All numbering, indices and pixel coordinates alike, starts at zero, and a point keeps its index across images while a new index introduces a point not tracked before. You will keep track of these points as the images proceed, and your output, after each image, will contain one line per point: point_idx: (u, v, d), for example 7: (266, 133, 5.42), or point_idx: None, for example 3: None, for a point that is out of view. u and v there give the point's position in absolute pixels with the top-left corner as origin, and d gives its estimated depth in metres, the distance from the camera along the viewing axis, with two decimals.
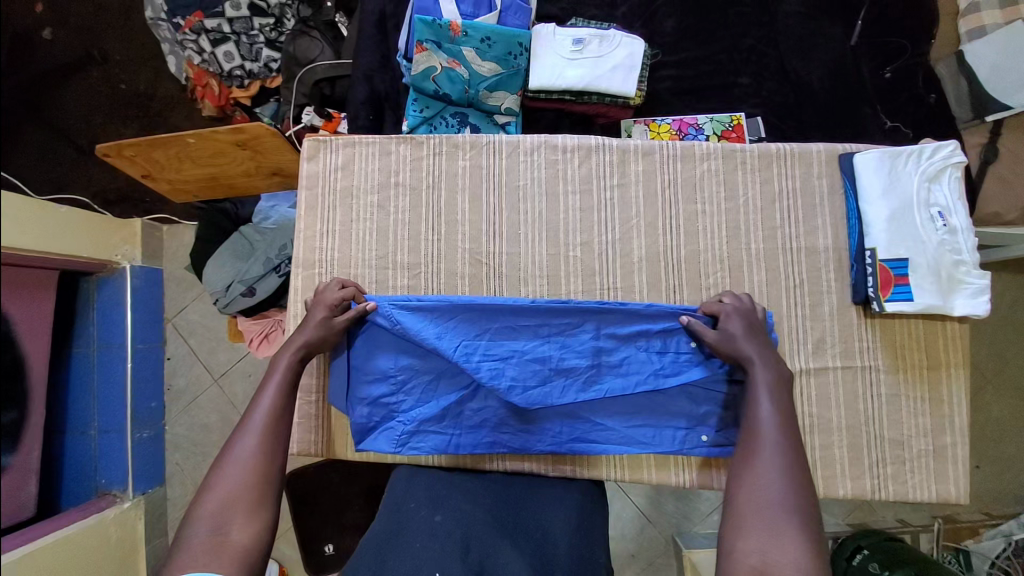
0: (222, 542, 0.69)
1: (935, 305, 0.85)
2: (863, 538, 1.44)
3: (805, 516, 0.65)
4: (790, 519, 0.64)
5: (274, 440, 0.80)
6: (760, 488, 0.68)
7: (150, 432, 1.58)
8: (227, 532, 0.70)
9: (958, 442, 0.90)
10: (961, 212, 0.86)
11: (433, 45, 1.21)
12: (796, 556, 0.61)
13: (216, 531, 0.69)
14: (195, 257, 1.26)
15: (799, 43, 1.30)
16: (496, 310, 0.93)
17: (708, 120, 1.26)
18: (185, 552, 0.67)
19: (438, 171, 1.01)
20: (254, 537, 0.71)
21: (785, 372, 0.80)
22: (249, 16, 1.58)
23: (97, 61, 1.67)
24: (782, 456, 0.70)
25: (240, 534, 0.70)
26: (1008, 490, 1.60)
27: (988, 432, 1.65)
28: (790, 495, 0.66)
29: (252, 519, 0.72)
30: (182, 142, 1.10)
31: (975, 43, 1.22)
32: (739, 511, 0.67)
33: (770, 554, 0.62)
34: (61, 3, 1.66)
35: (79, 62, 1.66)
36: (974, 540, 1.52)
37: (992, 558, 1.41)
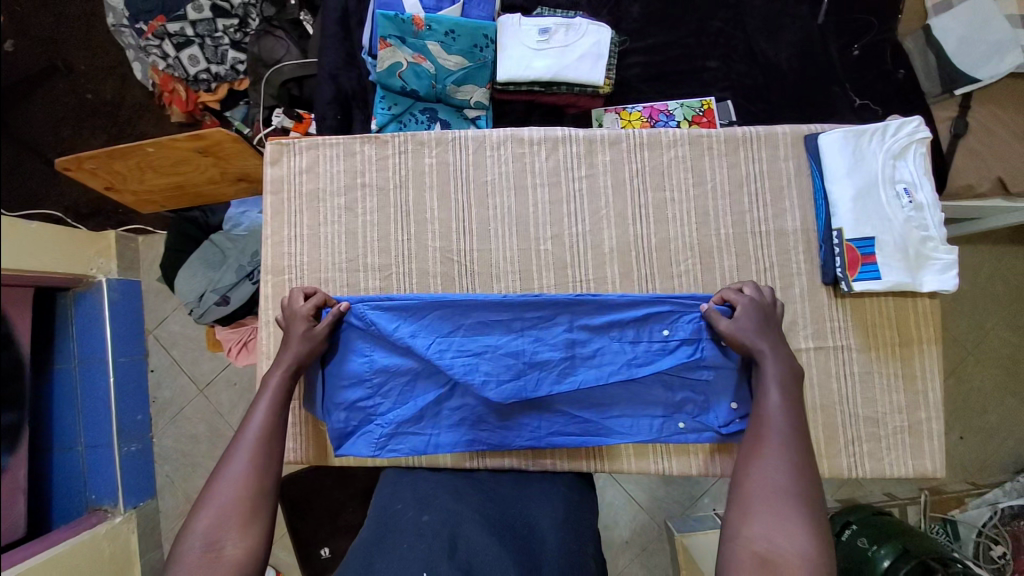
0: (217, 557, 0.69)
1: (905, 281, 0.85)
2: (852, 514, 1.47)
3: (809, 504, 0.67)
4: (795, 507, 0.67)
5: (266, 453, 0.78)
6: (768, 476, 0.69)
7: (138, 445, 1.57)
8: (220, 547, 0.69)
9: (933, 417, 0.91)
10: (926, 187, 0.87)
11: (396, 40, 1.19)
12: (800, 542, 0.64)
13: (209, 546, 0.69)
14: (166, 268, 1.23)
15: (766, 24, 1.30)
16: (467, 305, 0.92)
17: (679, 105, 1.26)
18: (179, 569, 0.67)
19: (404, 170, 0.99)
20: (248, 552, 0.70)
21: (795, 365, 0.80)
22: (212, 17, 1.54)
23: (62, 71, 1.63)
24: (791, 446, 0.71)
25: (234, 549, 0.70)
26: (994, 460, 1.63)
27: (972, 403, 1.68)
28: (794, 484, 0.69)
29: (245, 534, 0.71)
30: (143, 151, 1.08)
31: (941, 17, 1.23)
32: (747, 499, 0.69)
33: (774, 540, 0.64)
34: (18, 12, 1.62)
35: (41, 72, 1.62)
36: (961, 510, 1.54)
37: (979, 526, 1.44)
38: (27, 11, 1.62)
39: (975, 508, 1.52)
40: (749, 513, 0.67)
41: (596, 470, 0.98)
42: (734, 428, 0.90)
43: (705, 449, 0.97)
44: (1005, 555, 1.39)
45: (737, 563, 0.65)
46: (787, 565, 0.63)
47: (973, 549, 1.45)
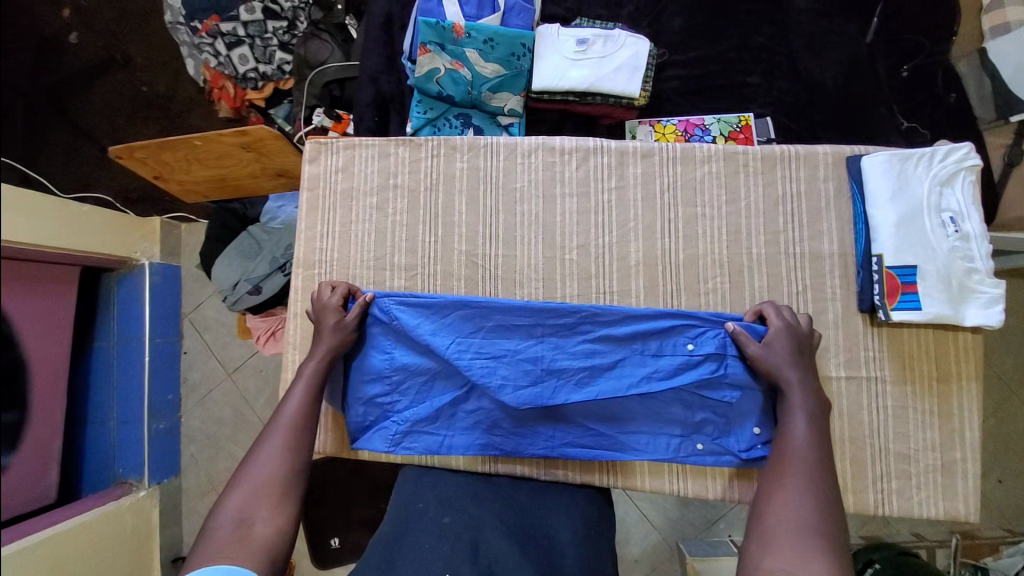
0: (247, 533, 0.71)
1: (945, 314, 0.81)
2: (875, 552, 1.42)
3: (833, 540, 0.65)
4: (818, 541, 0.65)
5: (299, 438, 0.82)
6: (789, 508, 0.69)
7: (167, 424, 1.63)
8: (251, 524, 0.72)
9: (969, 458, 0.86)
10: (974, 217, 0.83)
11: (435, 46, 1.22)
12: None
13: (240, 522, 0.71)
14: (205, 255, 1.29)
15: (812, 40, 1.27)
16: (488, 309, 0.93)
17: (715, 120, 1.23)
18: (210, 543, 0.69)
19: (436, 174, 1.01)
20: (279, 530, 0.73)
21: (824, 401, 0.80)
22: (263, 19, 1.61)
23: (120, 64, 1.72)
24: (813, 479, 0.71)
25: (264, 528, 0.72)
26: None
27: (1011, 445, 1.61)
28: (817, 516, 0.67)
29: (276, 513, 0.74)
30: (190, 144, 1.13)
31: (998, 40, 1.17)
32: (766, 530, 0.68)
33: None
34: (86, 7, 1.72)
35: (102, 64, 1.71)
36: (994, 557, 1.48)
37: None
38: (94, 6, 1.73)
39: (1009, 557, 1.46)
40: (768, 545, 0.66)
41: (609, 485, 0.97)
42: (755, 454, 0.88)
43: (722, 471, 0.96)
44: None
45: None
46: None
47: None
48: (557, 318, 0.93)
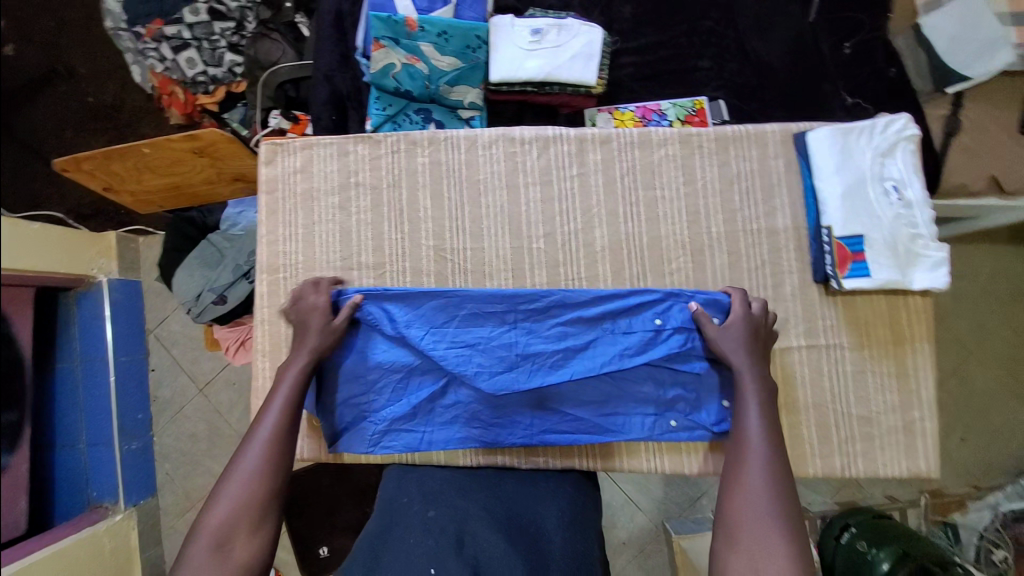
0: (226, 557, 0.71)
1: (893, 279, 0.85)
2: (851, 516, 1.52)
3: (784, 530, 0.70)
4: (769, 532, 0.70)
5: (278, 456, 0.78)
6: (749, 501, 0.72)
7: (139, 444, 1.58)
8: (230, 548, 0.71)
9: (927, 416, 0.90)
10: (915, 185, 0.87)
11: (389, 41, 1.20)
12: (774, 569, 0.67)
13: (219, 547, 0.71)
14: (163, 266, 1.24)
15: (756, 22, 1.30)
16: (460, 297, 0.93)
17: (671, 105, 1.25)
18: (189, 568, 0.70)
19: (398, 170, 0.98)
20: (255, 555, 0.72)
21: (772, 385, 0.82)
22: (209, 20, 1.56)
23: (63, 75, 1.64)
24: (772, 467, 0.75)
25: (242, 551, 0.72)
26: (992, 461, 1.73)
27: (974, 404, 1.76)
28: (772, 507, 0.71)
29: (252, 537, 0.73)
30: (138, 152, 1.09)
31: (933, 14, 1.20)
32: (731, 524, 0.72)
33: (756, 567, 0.67)
34: None
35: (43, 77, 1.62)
36: (960, 513, 1.65)
37: (981, 531, 1.55)
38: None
39: (974, 511, 1.64)
40: (733, 543, 0.70)
41: (589, 468, 0.97)
42: (726, 427, 0.90)
43: (697, 447, 0.97)
44: (1007, 559, 1.49)
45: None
46: None
47: (974, 553, 1.55)
48: (528, 302, 0.93)
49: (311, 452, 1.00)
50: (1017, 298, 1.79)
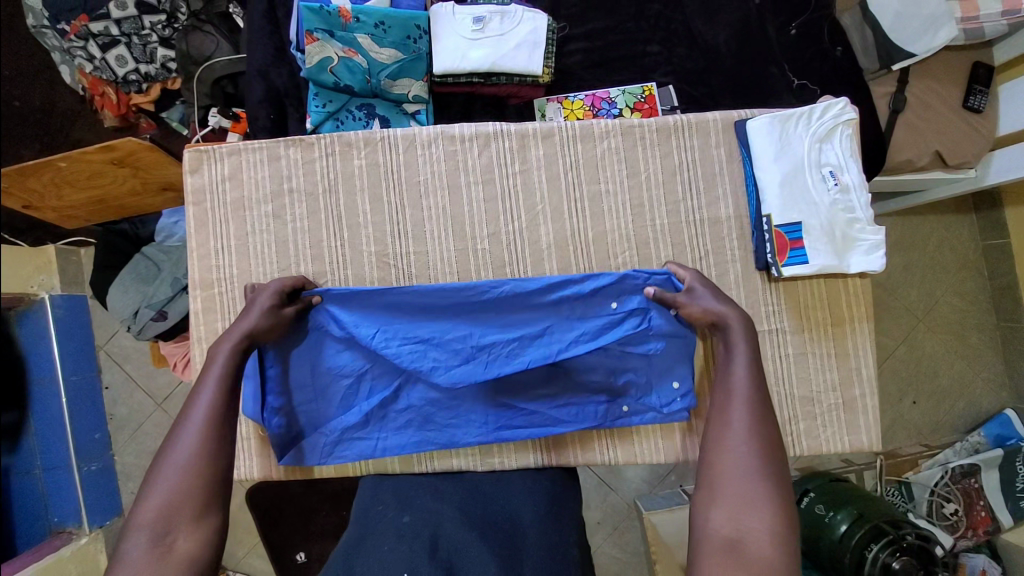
0: (167, 551, 0.63)
1: (831, 264, 0.86)
2: (811, 482, 1.60)
3: (774, 480, 0.67)
4: (757, 484, 0.66)
5: (218, 437, 0.71)
6: (729, 453, 0.69)
7: (99, 464, 1.52)
8: (171, 540, 0.64)
9: (866, 393, 0.93)
10: (852, 169, 0.87)
11: (323, 34, 1.14)
12: (768, 522, 0.64)
13: (159, 539, 0.63)
14: (95, 285, 1.17)
15: (704, 5, 1.27)
16: (408, 294, 0.90)
17: (621, 92, 1.24)
18: (126, 563, 0.63)
19: (333, 174, 0.94)
20: (202, 545, 0.65)
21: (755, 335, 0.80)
22: (137, 14, 1.46)
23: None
24: (753, 413, 0.72)
25: (186, 543, 0.64)
26: (941, 421, 1.85)
27: (925, 369, 1.86)
28: (758, 458, 0.68)
29: (199, 525, 0.66)
30: (53, 167, 1.00)
31: None
32: (714, 480, 0.68)
33: (743, 522, 0.64)
34: None
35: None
36: (914, 471, 1.77)
37: (932, 487, 1.66)
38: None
39: (927, 469, 1.74)
40: (714, 497, 0.67)
41: (542, 463, 0.96)
42: (677, 407, 0.92)
43: (650, 436, 0.96)
44: (957, 511, 1.62)
45: (706, 550, 0.64)
46: (754, 547, 0.62)
47: (926, 508, 1.67)
48: (479, 294, 0.90)
49: (263, 470, 0.97)
50: (962, 266, 1.88)
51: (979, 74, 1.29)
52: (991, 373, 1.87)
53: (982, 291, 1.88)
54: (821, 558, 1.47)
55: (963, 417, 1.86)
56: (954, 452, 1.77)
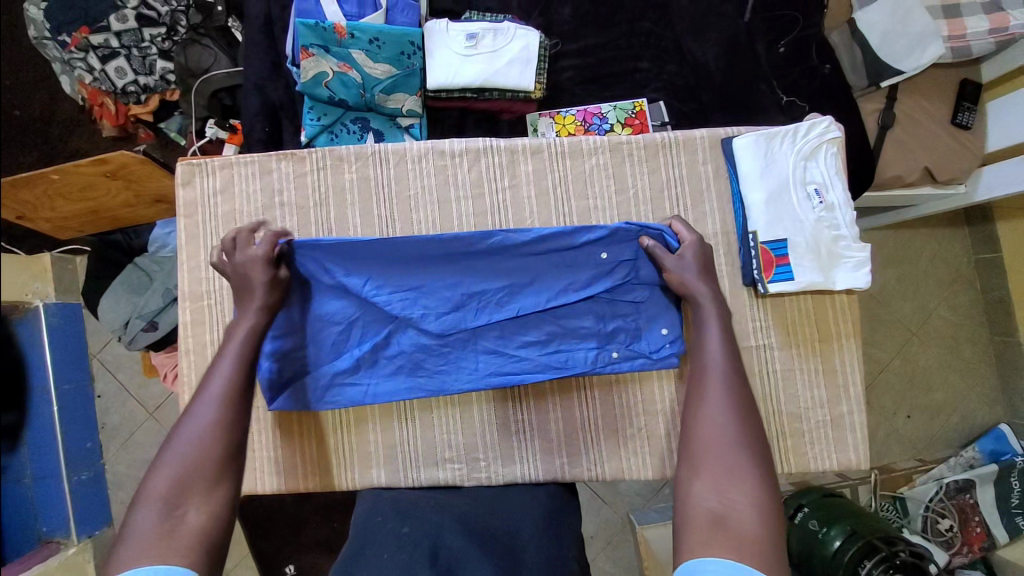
0: (177, 523, 0.59)
1: (816, 281, 0.86)
2: (805, 496, 1.60)
3: (755, 453, 0.65)
4: (739, 455, 0.65)
5: (235, 408, 0.69)
6: (708, 424, 0.68)
7: (90, 473, 1.51)
8: (182, 511, 0.60)
9: (854, 410, 0.93)
10: (836, 187, 0.88)
11: (318, 49, 1.16)
12: (752, 495, 0.62)
13: (170, 510, 0.60)
14: (87, 295, 1.18)
15: (694, 24, 1.30)
16: (401, 241, 0.90)
17: (612, 108, 1.26)
18: (132, 540, 0.58)
19: (323, 188, 0.94)
20: (213, 518, 0.61)
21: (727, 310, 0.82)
22: (137, 27, 1.49)
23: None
24: (730, 386, 0.71)
25: (197, 516, 0.61)
26: (935, 435, 1.84)
27: (919, 382, 1.86)
28: (739, 430, 0.67)
29: (211, 498, 0.62)
30: (46, 179, 1.00)
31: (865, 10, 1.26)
32: (697, 452, 0.66)
33: (727, 495, 0.62)
34: None
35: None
36: (909, 486, 1.76)
37: (927, 502, 1.66)
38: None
39: (922, 484, 1.73)
40: (699, 470, 0.65)
41: (530, 478, 0.93)
42: (666, 353, 0.90)
43: (637, 453, 0.93)
44: (952, 527, 1.63)
45: (690, 526, 0.61)
46: (738, 521, 0.60)
47: (921, 523, 1.67)
48: (469, 241, 0.91)
49: (247, 484, 0.92)
50: (954, 279, 1.89)
51: (966, 91, 1.31)
52: (985, 387, 1.87)
53: (975, 305, 1.89)
54: (816, 573, 1.46)
55: (958, 431, 1.86)
56: (949, 467, 1.75)
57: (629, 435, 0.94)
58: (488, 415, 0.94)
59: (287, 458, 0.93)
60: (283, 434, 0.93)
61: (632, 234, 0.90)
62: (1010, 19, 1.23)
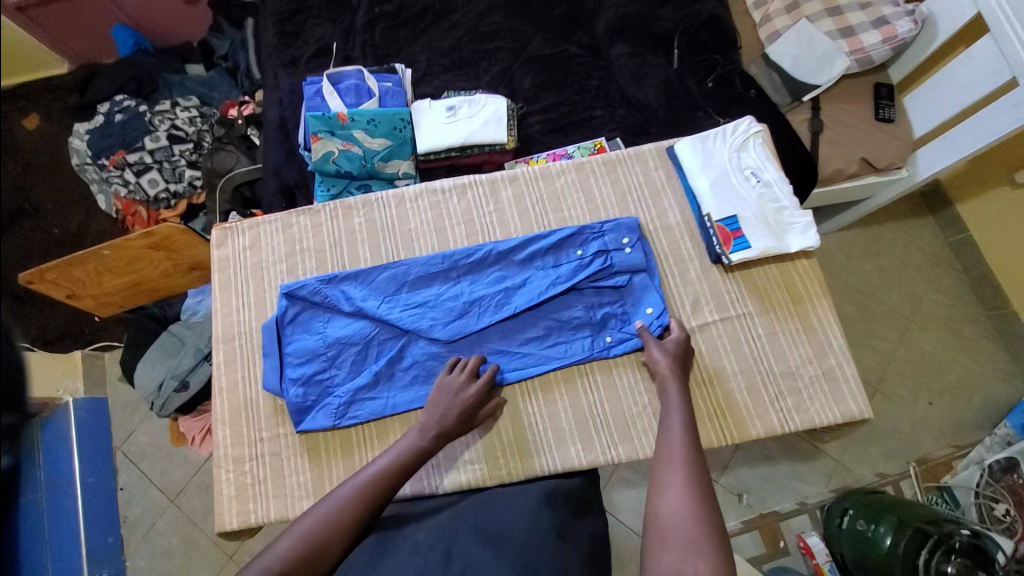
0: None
1: (771, 246, 0.98)
2: (846, 500, 1.53)
3: (711, 529, 0.71)
4: (698, 528, 0.71)
5: (355, 514, 0.77)
6: (668, 511, 0.73)
7: (110, 571, 1.52)
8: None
9: (842, 361, 0.99)
10: (769, 167, 1.03)
11: (326, 133, 1.40)
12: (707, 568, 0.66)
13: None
14: (125, 365, 1.30)
15: (632, 73, 1.54)
16: (406, 266, 1.05)
17: (576, 148, 1.48)
18: None
19: (337, 232, 1.10)
20: None
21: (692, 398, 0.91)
22: (169, 145, 1.81)
23: (29, 212, 1.89)
24: (691, 467, 0.79)
25: None
26: (964, 420, 1.80)
27: (929, 368, 1.86)
28: (699, 508, 0.73)
29: None
30: (98, 255, 1.17)
31: (775, 44, 1.55)
32: (660, 525, 0.73)
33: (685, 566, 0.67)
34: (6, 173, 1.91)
35: (12, 216, 1.88)
36: (952, 475, 1.71)
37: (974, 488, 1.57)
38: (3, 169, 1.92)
39: (963, 470, 1.67)
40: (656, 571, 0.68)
41: (550, 472, 0.96)
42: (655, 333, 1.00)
43: (647, 432, 0.97)
44: (1009, 511, 1.48)
45: None
46: None
47: (976, 513, 1.56)
48: (465, 258, 1.05)
49: (279, 511, 0.94)
50: (934, 263, 1.97)
51: (882, 92, 1.53)
52: (998, 363, 1.85)
53: (962, 285, 1.94)
54: None
55: (986, 410, 1.81)
56: (986, 448, 1.68)
57: (633, 418, 0.97)
58: (502, 415, 0.98)
59: (315, 481, 0.96)
60: (310, 458, 0.97)
61: (600, 232, 1.05)
62: (897, 29, 1.46)
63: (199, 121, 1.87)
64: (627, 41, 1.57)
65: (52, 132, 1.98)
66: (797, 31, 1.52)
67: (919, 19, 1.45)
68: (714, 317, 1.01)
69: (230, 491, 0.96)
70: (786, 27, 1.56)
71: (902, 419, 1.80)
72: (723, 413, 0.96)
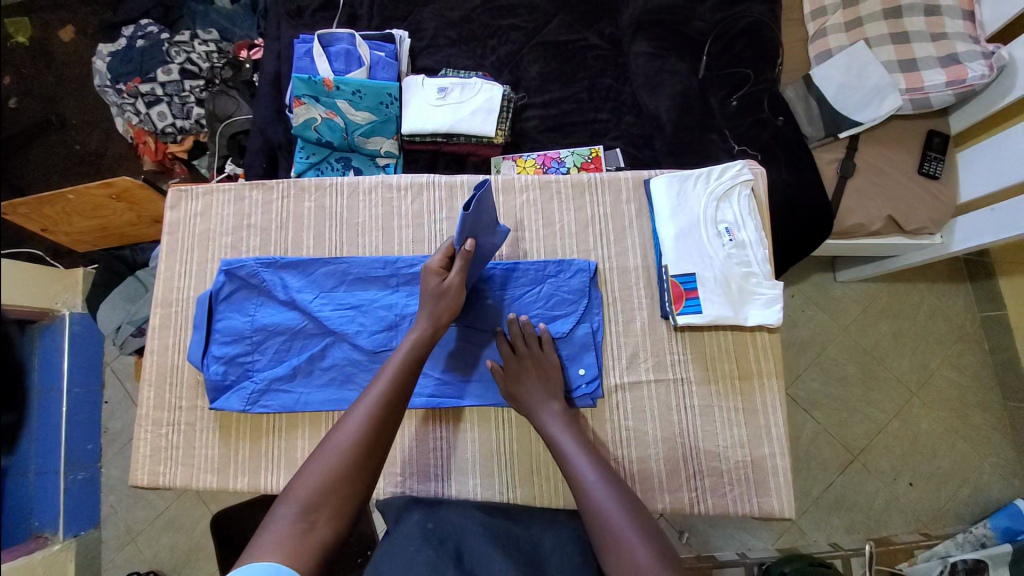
0: (307, 530, 0.65)
1: (726, 315, 0.95)
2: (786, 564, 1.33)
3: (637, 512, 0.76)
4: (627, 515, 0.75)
5: (377, 428, 0.76)
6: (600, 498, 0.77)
7: (86, 474, 1.54)
8: (313, 520, 0.66)
9: (776, 453, 0.93)
10: (746, 227, 0.99)
11: (309, 99, 1.32)
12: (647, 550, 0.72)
13: (304, 515, 0.66)
14: (91, 301, 1.34)
15: (649, 79, 1.39)
16: (348, 263, 1.02)
17: (570, 153, 1.35)
18: (260, 543, 0.63)
19: (286, 214, 1.07)
20: (336, 537, 0.67)
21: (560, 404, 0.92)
22: (180, 79, 1.74)
23: (56, 125, 1.88)
24: (600, 467, 0.81)
25: (324, 533, 0.66)
26: (946, 509, 1.58)
27: (921, 448, 1.62)
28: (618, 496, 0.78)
29: (338, 515, 0.68)
30: (63, 199, 1.23)
31: (821, 67, 1.34)
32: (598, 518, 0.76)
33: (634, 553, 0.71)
34: (28, 76, 1.91)
35: (37, 126, 1.87)
36: (909, 564, 1.50)
37: None
38: (32, 75, 1.91)
39: (923, 562, 1.47)
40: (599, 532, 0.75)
41: (445, 495, 0.96)
42: (581, 392, 0.95)
43: (550, 481, 0.96)
44: None
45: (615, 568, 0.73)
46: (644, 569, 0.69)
47: None
48: (408, 268, 1.02)
49: (184, 480, 0.99)
50: (958, 337, 1.69)
51: (933, 143, 1.32)
52: (999, 459, 1.61)
53: (982, 366, 1.67)
54: None
55: (970, 504, 1.58)
56: (956, 545, 1.46)
57: (540, 465, 0.97)
58: (409, 433, 0.98)
59: (222, 457, 0.99)
60: (221, 435, 0.99)
61: (548, 271, 1.02)
62: (967, 72, 1.24)
63: (215, 58, 1.77)
64: (651, 39, 1.41)
65: (83, 46, 1.94)
66: (849, 55, 1.30)
67: (995, 64, 1.21)
68: (648, 376, 0.97)
69: (146, 451, 1.00)
70: (841, 48, 1.34)
71: (873, 493, 1.59)
72: (631, 482, 0.93)
